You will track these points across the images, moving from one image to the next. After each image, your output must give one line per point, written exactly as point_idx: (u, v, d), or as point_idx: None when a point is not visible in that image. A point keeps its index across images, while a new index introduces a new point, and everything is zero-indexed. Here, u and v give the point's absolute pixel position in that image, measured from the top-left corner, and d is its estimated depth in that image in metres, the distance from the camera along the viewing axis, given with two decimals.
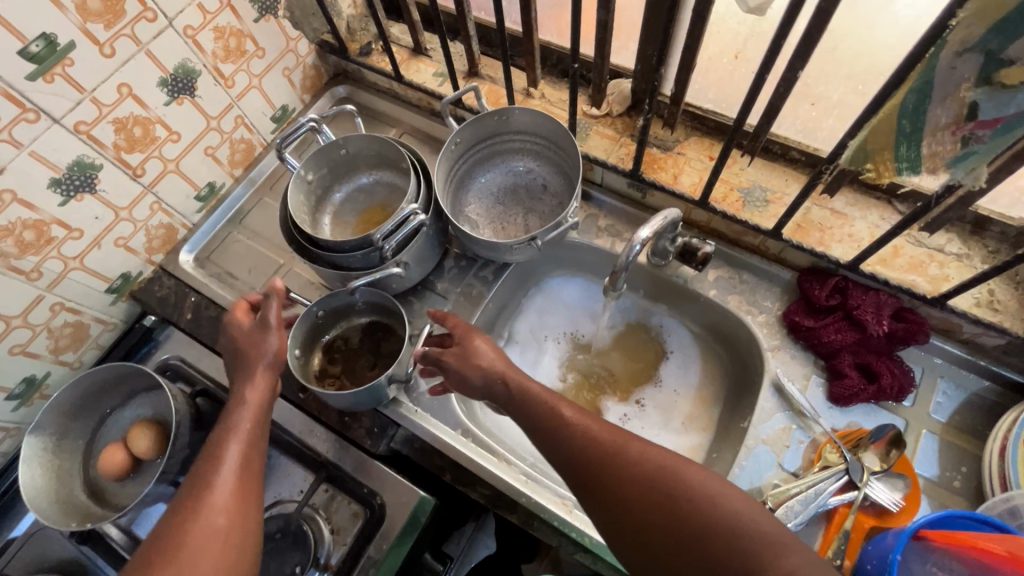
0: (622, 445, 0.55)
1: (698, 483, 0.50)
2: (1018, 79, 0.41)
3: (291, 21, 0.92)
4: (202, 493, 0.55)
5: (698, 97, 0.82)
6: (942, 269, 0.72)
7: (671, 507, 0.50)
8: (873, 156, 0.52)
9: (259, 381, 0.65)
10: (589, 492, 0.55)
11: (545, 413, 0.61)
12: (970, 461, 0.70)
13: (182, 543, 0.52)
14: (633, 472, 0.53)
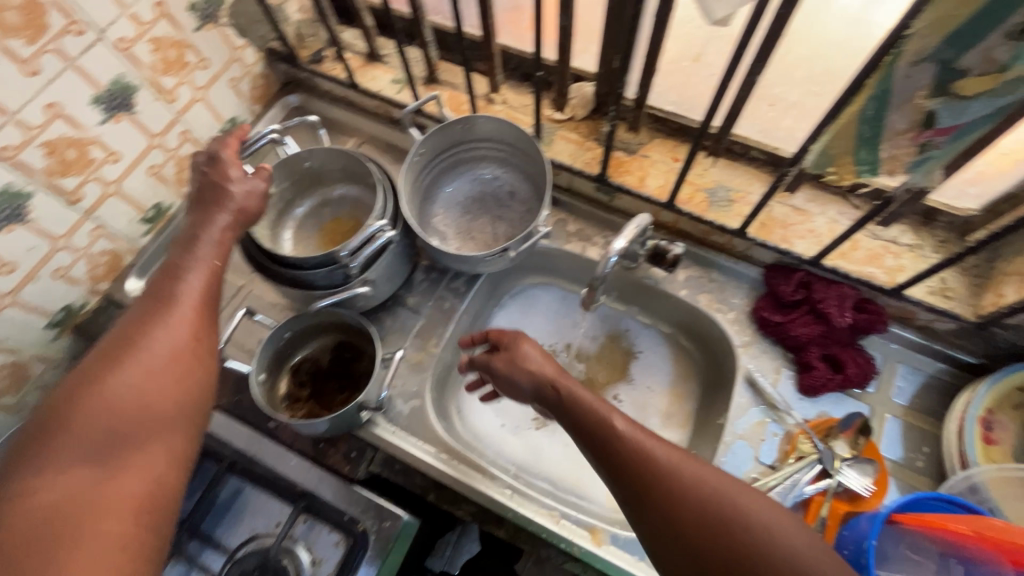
0: (677, 465, 0.52)
1: (761, 512, 0.48)
2: (973, 90, 0.42)
3: (235, 29, 0.87)
4: (163, 312, 0.55)
5: (660, 99, 0.81)
6: (897, 260, 0.76)
7: (736, 535, 0.47)
8: (835, 161, 0.54)
9: (217, 222, 0.62)
10: (642, 509, 0.52)
11: (596, 421, 0.57)
12: (930, 442, 0.74)
13: (133, 346, 0.52)
14: (692, 493, 0.50)
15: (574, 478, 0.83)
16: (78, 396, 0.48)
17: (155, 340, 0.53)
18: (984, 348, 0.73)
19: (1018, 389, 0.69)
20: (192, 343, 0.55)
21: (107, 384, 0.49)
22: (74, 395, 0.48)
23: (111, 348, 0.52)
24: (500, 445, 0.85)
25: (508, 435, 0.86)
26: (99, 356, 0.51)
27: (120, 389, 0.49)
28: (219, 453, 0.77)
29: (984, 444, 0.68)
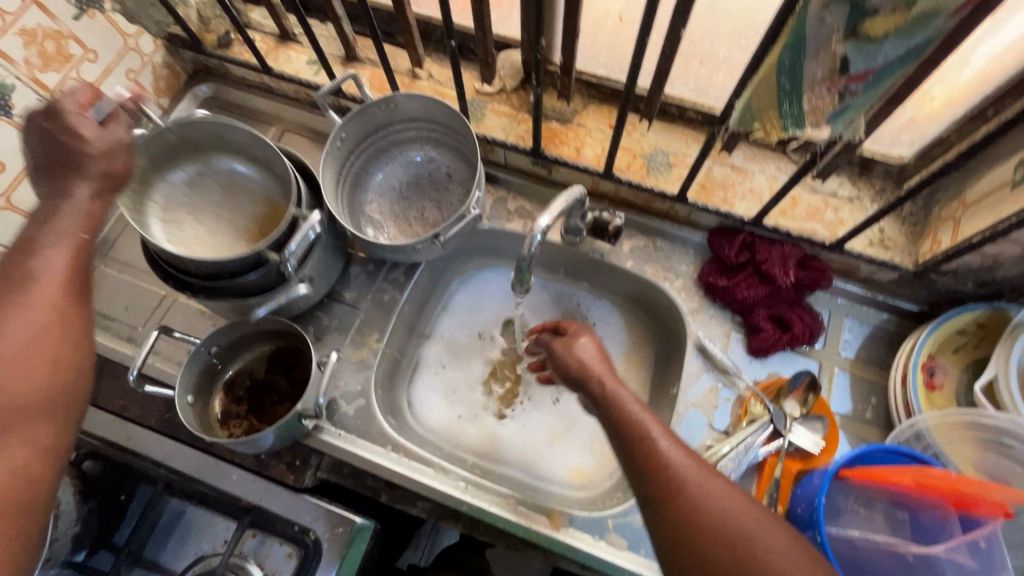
0: (704, 483, 0.50)
1: (780, 547, 0.45)
2: (882, 30, 0.40)
3: (124, 15, 0.79)
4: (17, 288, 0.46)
5: (590, 64, 0.78)
6: (837, 214, 0.75)
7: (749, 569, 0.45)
8: (759, 115, 0.51)
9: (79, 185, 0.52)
10: (660, 517, 0.50)
11: (633, 424, 0.55)
12: (877, 392, 0.74)
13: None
14: (715, 515, 0.48)
15: (533, 458, 0.82)
16: None
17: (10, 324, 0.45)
18: (925, 295, 0.74)
19: (955, 332, 0.70)
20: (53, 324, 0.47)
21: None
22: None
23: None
24: (457, 433, 0.83)
25: (463, 423, 0.84)
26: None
27: None
28: (151, 475, 0.71)
29: (927, 390, 0.69)
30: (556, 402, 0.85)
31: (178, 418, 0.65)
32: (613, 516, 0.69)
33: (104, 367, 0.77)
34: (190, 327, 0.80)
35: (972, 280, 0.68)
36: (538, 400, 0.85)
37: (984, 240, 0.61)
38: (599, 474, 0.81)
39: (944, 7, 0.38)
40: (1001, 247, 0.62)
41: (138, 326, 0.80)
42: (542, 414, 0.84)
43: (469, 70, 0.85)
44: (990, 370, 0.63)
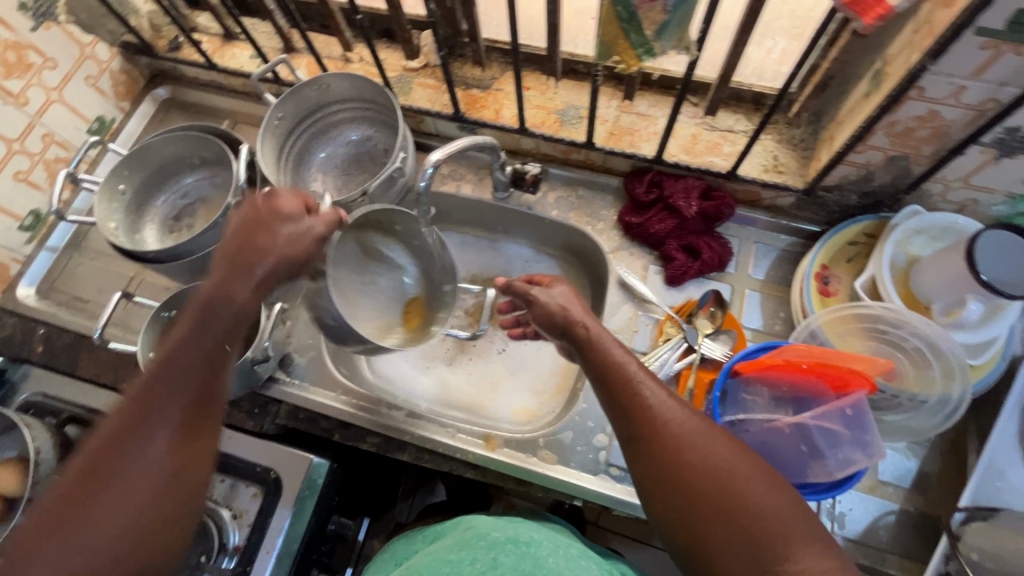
0: (682, 420, 0.53)
1: (748, 473, 0.50)
2: None
3: (79, 26, 0.87)
4: (150, 412, 0.48)
5: (501, 32, 0.85)
6: (735, 146, 0.81)
7: (721, 493, 0.49)
8: (613, 47, 0.57)
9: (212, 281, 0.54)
10: (642, 450, 0.53)
11: (617, 368, 0.58)
12: (785, 306, 0.80)
13: (114, 467, 0.46)
14: (692, 447, 0.51)
15: (481, 400, 0.87)
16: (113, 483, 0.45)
17: (131, 460, 0.46)
18: (823, 214, 0.80)
19: (847, 243, 0.76)
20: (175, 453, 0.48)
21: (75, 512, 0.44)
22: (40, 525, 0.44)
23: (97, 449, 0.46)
24: (409, 382, 0.89)
25: (414, 372, 0.90)
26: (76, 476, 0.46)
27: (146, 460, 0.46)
28: None
29: (821, 296, 0.75)
30: (505, 349, 0.91)
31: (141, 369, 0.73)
32: (544, 435, 0.75)
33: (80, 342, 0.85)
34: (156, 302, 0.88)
35: (856, 193, 0.74)
36: (481, 349, 0.91)
37: (847, 147, 0.67)
38: (542, 411, 0.86)
39: None
40: (867, 155, 0.68)
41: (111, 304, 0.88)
42: (486, 360, 0.91)
43: (395, 50, 0.93)
44: (869, 270, 0.70)
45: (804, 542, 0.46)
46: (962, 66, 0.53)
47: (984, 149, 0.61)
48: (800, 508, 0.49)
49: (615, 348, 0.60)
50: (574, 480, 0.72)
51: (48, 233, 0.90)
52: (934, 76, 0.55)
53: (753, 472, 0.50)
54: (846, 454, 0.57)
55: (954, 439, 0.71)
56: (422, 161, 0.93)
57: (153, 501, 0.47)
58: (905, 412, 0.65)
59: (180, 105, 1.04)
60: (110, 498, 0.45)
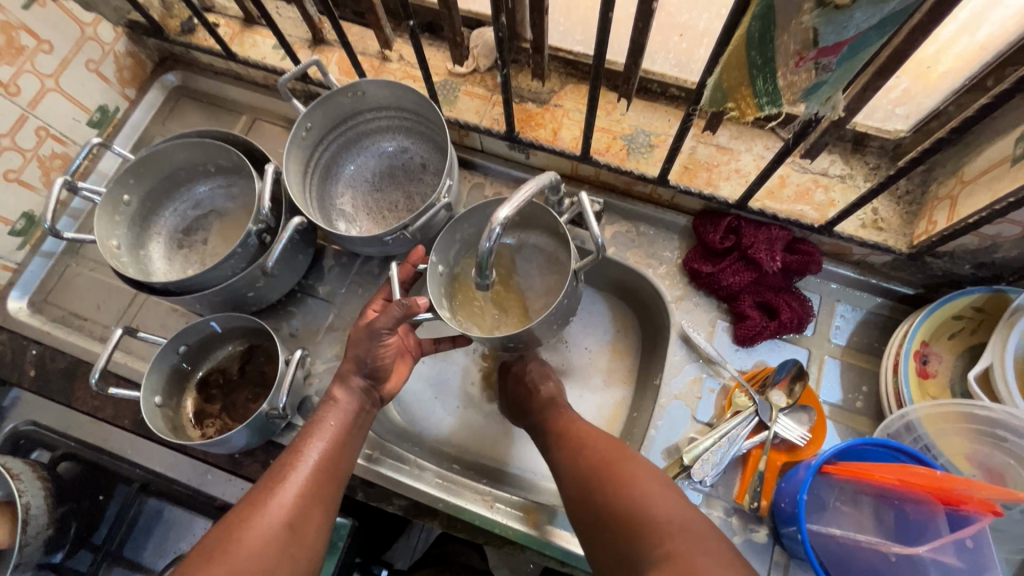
0: (606, 451, 0.59)
1: (654, 491, 0.53)
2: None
3: (78, 2, 0.75)
4: (277, 488, 0.53)
5: (567, 40, 0.73)
6: (828, 194, 0.71)
7: (625, 503, 0.53)
8: (732, 94, 0.46)
9: (354, 385, 0.62)
10: (575, 482, 0.58)
11: (560, 421, 0.65)
12: (869, 380, 0.71)
13: (241, 536, 0.50)
14: (607, 469, 0.57)
15: (516, 455, 0.75)
16: (226, 552, 0.48)
17: (253, 530, 0.50)
18: (921, 278, 0.70)
19: (951, 317, 0.67)
20: (288, 530, 0.51)
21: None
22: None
23: (229, 519, 0.51)
24: (434, 426, 0.77)
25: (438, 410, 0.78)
26: (206, 547, 0.50)
27: (255, 540, 0.49)
28: (127, 475, 0.72)
29: (919, 378, 0.66)
30: None
31: (144, 419, 0.64)
32: None
33: (78, 369, 0.75)
34: (162, 326, 0.78)
35: (970, 263, 0.64)
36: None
37: (980, 221, 0.57)
38: None
39: None
40: (999, 228, 0.58)
41: (112, 324, 0.79)
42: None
43: (441, 51, 0.81)
44: (987, 358, 0.60)
45: (681, 537, 0.48)
46: None
47: None
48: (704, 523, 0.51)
49: (563, 406, 0.68)
50: None
51: (43, 238, 0.80)
52: None
53: (655, 490, 0.53)
54: None
55: None
56: (464, 180, 0.82)
57: (262, 566, 0.49)
58: None
59: (190, 95, 0.92)
60: (230, 559, 0.48)
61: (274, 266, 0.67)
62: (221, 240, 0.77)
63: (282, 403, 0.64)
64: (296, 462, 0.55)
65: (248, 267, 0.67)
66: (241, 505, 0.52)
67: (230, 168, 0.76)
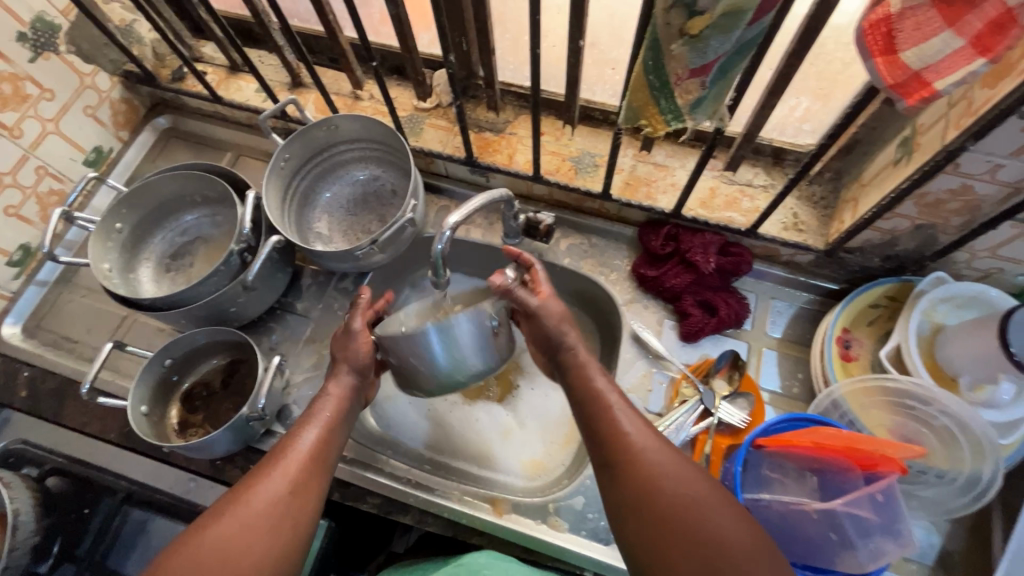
0: (648, 444, 0.54)
1: (711, 499, 0.50)
2: (703, 28, 0.43)
3: (79, 56, 0.84)
4: (275, 464, 0.56)
5: (517, 76, 0.83)
6: (753, 202, 0.79)
7: (679, 506, 0.49)
8: (641, 112, 0.54)
9: (344, 378, 0.66)
10: (613, 469, 0.54)
11: (598, 400, 0.59)
12: (803, 367, 0.78)
13: (243, 504, 0.52)
14: (662, 470, 0.52)
15: (486, 454, 0.80)
16: (228, 516, 0.52)
17: (258, 495, 0.53)
18: (842, 273, 0.78)
19: (869, 306, 0.74)
20: (286, 502, 0.54)
21: (206, 537, 0.50)
22: (177, 546, 0.50)
23: (233, 489, 0.54)
24: (409, 431, 0.82)
25: (411, 415, 0.83)
26: (211, 511, 0.52)
27: (253, 510, 0.52)
28: (111, 487, 0.75)
29: (843, 361, 0.73)
30: (510, 397, 0.83)
31: (131, 426, 0.69)
32: (554, 500, 0.71)
33: (67, 389, 0.79)
34: (149, 345, 0.83)
35: (878, 256, 0.72)
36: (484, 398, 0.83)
37: (874, 215, 0.65)
38: (551, 463, 0.79)
39: (746, 4, 0.40)
40: (893, 222, 0.66)
41: (101, 346, 0.83)
42: (490, 409, 0.83)
43: (407, 90, 0.90)
44: (895, 338, 0.68)
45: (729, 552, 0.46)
46: (1003, 146, 0.52)
47: (1016, 225, 0.59)
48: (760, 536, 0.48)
49: (603, 389, 0.60)
50: (583, 551, 0.68)
51: (38, 268, 0.86)
52: (972, 154, 0.54)
53: (717, 500, 0.49)
54: (877, 545, 0.55)
55: (977, 514, 0.67)
56: (432, 203, 0.90)
57: (264, 535, 0.51)
58: (933, 489, 0.64)
59: (179, 135, 1.00)
60: (235, 522, 0.51)
61: (253, 282, 0.74)
62: (205, 263, 0.83)
63: (260, 405, 0.69)
64: (293, 447, 0.58)
65: (230, 283, 0.73)
66: (245, 479, 0.56)
67: (215, 198, 0.83)
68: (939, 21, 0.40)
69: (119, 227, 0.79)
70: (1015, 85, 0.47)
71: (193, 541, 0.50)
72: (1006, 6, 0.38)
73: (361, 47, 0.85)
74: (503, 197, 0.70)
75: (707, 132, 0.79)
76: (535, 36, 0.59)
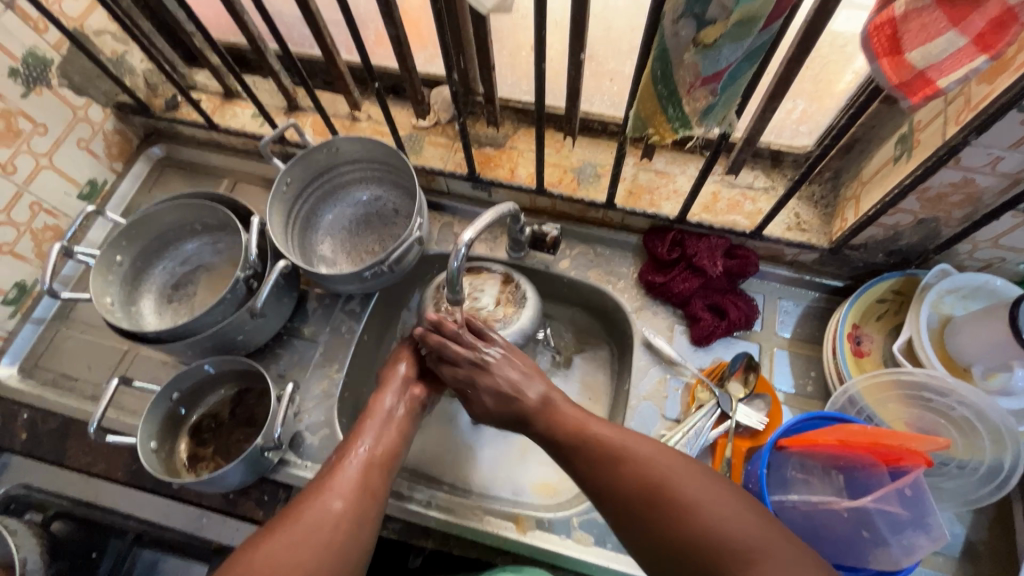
0: (632, 452, 0.54)
1: (706, 497, 0.50)
2: (714, 38, 0.44)
3: (72, 89, 0.83)
4: (329, 479, 0.56)
5: (515, 91, 0.84)
6: (755, 205, 0.80)
7: (670, 509, 0.50)
8: (650, 121, 0.55)
9: (393, 382, 0.67)
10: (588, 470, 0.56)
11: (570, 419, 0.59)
12: (816, 365, 0.78)
13: (299, 518, 0.52)
14: (647, 473, 0.52)
15: (501, 471, 0.79)
16: (280, 533, 0.51)
17: (308, 512, 0.53)
18: (846, 270, 0.79)
19: (876, 301, 0.75)
20: (342, 515, 0.53)
21: (260, 556, 0.49)
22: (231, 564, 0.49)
23: (289, 504, 0.54)
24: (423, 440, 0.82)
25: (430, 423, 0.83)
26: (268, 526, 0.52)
27: (310, 524, 0.52)
28: (120, 528, 0.74)
29: (855, 357, 0.74)
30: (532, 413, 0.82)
31: (141, 462, 0.67)
32: (578, 513, 0.70)
33: (70, 428, 0.77)
34: (153, 379, 0.81)
35: (882, 251, 0.74)
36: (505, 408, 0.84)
37: (878, 212, 0.66)
38: (567, 481, 0.78)
39: (759, 12, 0.41)
40: (896, 218, 0.67)
41: (102, 382, 0.81)
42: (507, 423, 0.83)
43: (405, 109, 0.90)
44: (906, 332, 0.69)
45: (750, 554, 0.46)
46: (1003, 139, 0.53)
47: (1017, 215, 0.60)
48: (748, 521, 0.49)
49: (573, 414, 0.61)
50: (612, 565, 0.67)
51: (34, 306, 0.84)
52: (973, 148, 0.55)
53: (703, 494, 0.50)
54: (910, 540, 0.54)
55: (999, 504, 0.68)
56: (435, 220, 0.90)
57: (322, 547, 0.51)
58: (955, 480, 0.64)
59: (175, 163, 0.99)
60: (286, 541, 0.50)
61: (261, 309, 0.72)
62: (209, 293, 0.82)
63: (274, 435, 0.68)
64: (345, 460, 0.58)
65: (237, 311, 0.72)
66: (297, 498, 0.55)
67: (217, 226, 0.82)
68: (943, 21, 0.41)
69: (120, 259, 0.77)
70: (1014, 80, 0.48)
71: (249, 558, 0.49)
72: (1006, 5, 0.40)
73: (359, 68, 0.85)
74: (511, 209, 0.70)
75: (705, 138, 0.80)
76: (539, 51, 0.60)
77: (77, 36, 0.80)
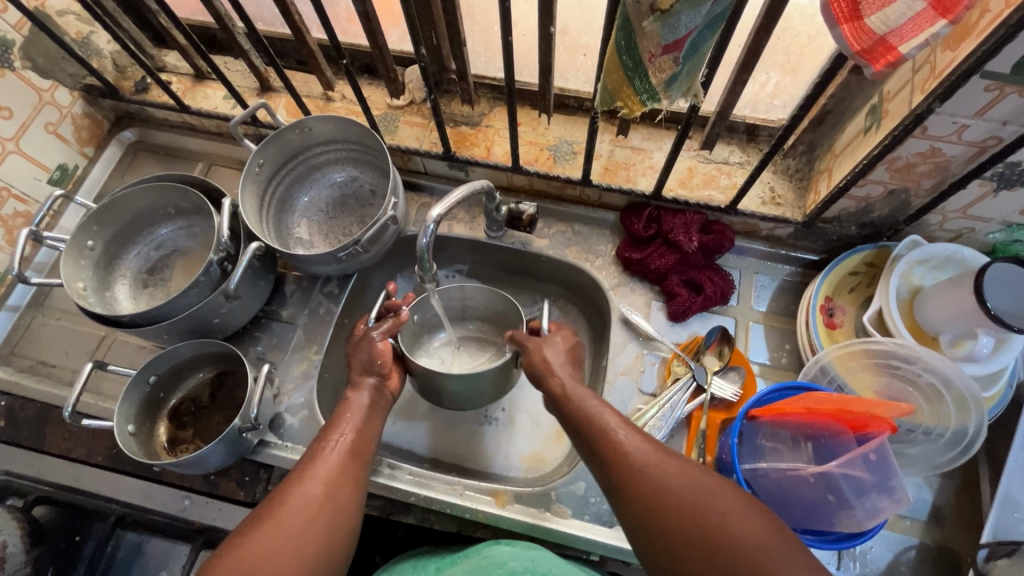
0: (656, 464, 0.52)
1: (731, 508, 0.47)
2: (672, 3, 0.43)
3: (36, 71, 0.81)
4: (309, 469, 0.56)
5: (489, 68, 0.83)
6: (731, 179, 0.80)
7: (698, 522, 0.47)
8: (617, 94, 0.54)
9: (366, 385, 0.67)
10: (624, 495, 0.52)
11: (591, 418, 0.58)
12: (790, 338, 0.79)
13: (283, 506, 0.53)
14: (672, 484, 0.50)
15: (484, 446, 0.80)
16: (265, 525, 0.51)
17: (292, 504, 0.53)
18: (821, 243, 0.79)
19: (848, 274, 0.76)
20: (325, 501, 0.54)
21: (250, 543, 0.49)
22: (221, 554, 0.49)
23: (271, 496, 0.54)
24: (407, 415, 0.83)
25: (414, 398, 0.83)
26: (252, 517, 0.52)
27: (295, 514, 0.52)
28: (103, 511, 0.74)
29: (827, 329, 0.75)
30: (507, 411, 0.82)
31: (120, 445, 0.67)
32: (555, 487, 0.71)
33: (49, 415, 0.77)
34: (131, 364, 0.81)
35: (854, 224, 0.74)
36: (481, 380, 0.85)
37: (849, 183, 0.66)
38: (549, 454, 0.79)
39: None
40: (867, 189, 0.68)
41: (80, 368, 0.81)
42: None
43: (379, 88, 0.89)
44: (876, 303, 0.70)
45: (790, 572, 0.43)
46: (967, 106, 0.53)
47: (983, 183, 0.61)
48: (801, 555, 0.45)
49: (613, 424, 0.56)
50: (589, 536, 0.68)
51: (8, 292, 0.83)
52: (938, 116, 0.55)
53: (736, 508, 0.48)
54: (873, 503, 0.56)
55: (966, 469, 0.69)
56: (412, 201, 0.90)
57: (305, 533, 0.51)
58: (921, 446, 0.66)
59: (148, 147, 0.98)
60: (273, 532, 0.50)
61: (235, 291, 0.72)
62: (184, 277, 0.82)
63: (252, 415, 0.68)
64: (326, 448, 0.59)
65: (211, 293, 0.71)
66: (278, 489, 0.55)
67: (190, 209, 0.81)
68: None
69: (92, 245, 0.77)
70: (976, 45, 0.48)
71: (236, 550, 0.49)
72: None
73: (329, 45, 0.84)
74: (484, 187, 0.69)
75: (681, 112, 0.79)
76: (506, 23, 0.59)
77: (38, 15, 0.78)
